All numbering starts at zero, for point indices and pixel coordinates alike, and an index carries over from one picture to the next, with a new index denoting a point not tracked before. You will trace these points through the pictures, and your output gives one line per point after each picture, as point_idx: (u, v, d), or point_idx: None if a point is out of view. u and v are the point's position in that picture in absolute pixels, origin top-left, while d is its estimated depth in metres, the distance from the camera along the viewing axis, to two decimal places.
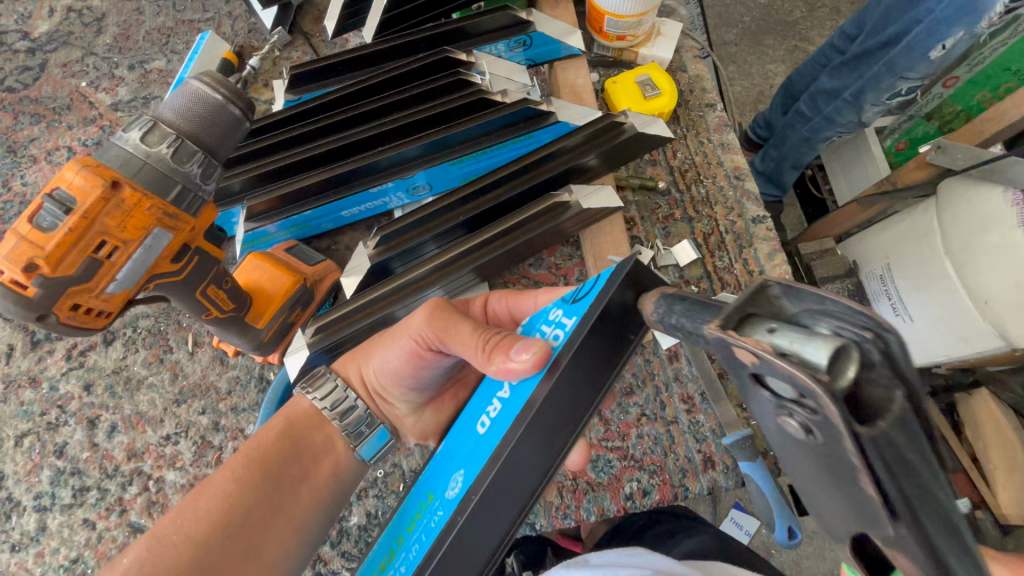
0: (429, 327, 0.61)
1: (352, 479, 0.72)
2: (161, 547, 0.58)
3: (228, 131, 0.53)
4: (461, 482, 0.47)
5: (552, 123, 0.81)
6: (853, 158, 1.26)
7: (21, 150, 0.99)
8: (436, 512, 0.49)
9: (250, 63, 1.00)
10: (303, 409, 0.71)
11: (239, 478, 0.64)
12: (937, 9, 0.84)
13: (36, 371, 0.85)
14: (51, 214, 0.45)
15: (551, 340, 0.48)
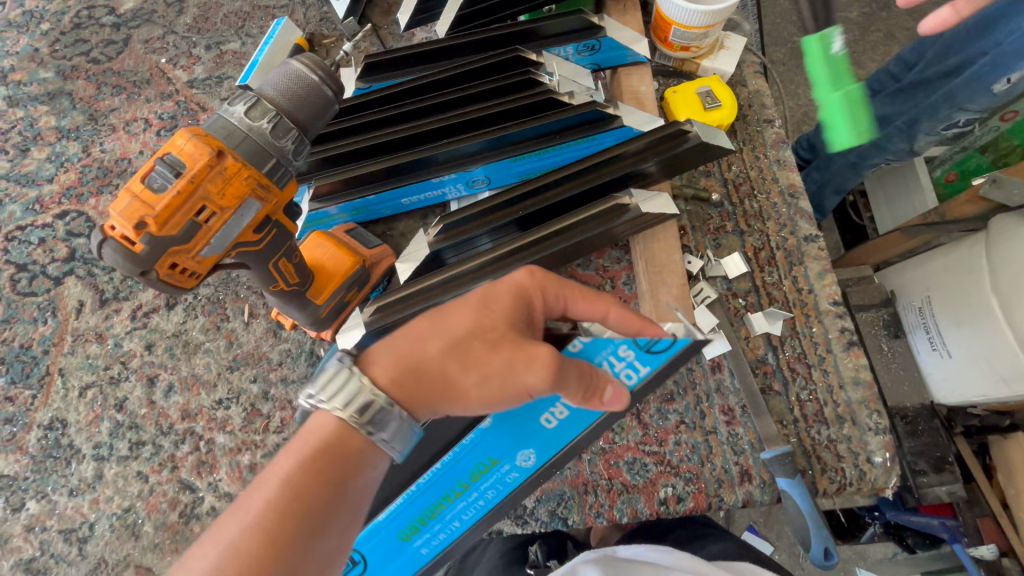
0: (554, 388, 0.50)
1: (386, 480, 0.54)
2: None
3: (320, 110, 0.56)
4: (531, 458, 0.68)
5: (617, 127, 0.83)
6: (900, 189, 1.24)
7: (101, 118, 1.04)
8: (506, 470, 0.69)
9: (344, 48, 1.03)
10: (319, 422, 0.51)
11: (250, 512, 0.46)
12: (1005, 42, 0.82)
13: (103, 327, 0.89)
14: (162, 176, 0.48)
15: (625, 376, 0.64)
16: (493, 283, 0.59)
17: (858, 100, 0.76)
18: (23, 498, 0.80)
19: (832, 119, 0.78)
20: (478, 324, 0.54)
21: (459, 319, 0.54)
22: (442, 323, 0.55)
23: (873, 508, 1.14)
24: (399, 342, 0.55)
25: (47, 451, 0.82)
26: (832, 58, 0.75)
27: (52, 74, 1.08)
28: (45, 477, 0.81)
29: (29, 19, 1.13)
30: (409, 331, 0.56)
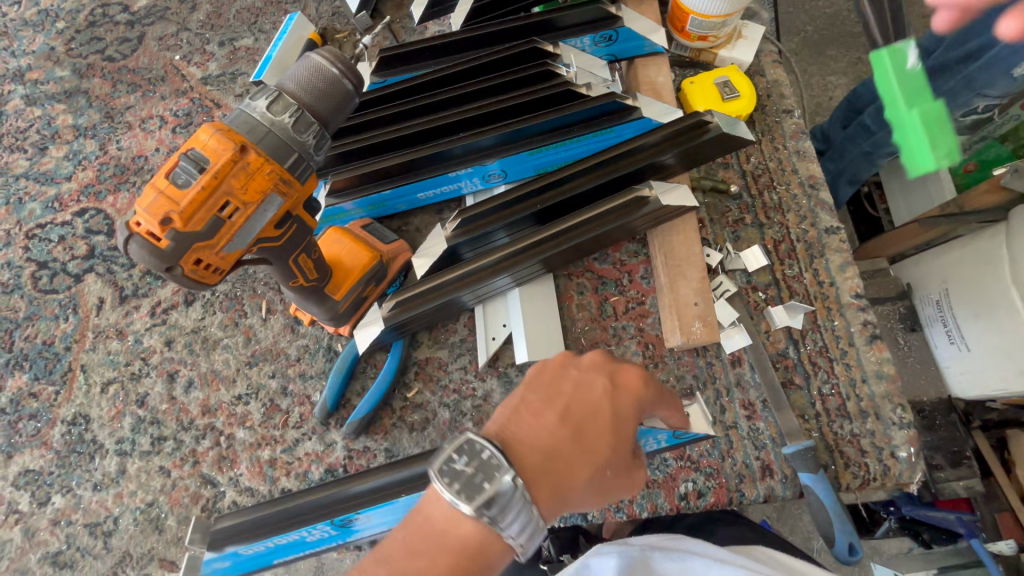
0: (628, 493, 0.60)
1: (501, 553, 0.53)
2: None
3: (341, 104, 0.55)
4: None
5: (635, 119, 0.82)
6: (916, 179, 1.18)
7: (117, 116, 1.05)
8: None
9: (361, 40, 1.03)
10: (470, 531, 0.48)
11: None
12: None
13: (123, 324, 0.90)
14: (187, 172, 0.48)
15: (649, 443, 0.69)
16: (616, 386, 0.57)
17: (941, 120, 0.56)
18: (48, 492, 0.81)
19: (908, 139, 0.56)
20: (611, 443, 0.55)
21: (595, 432, 0.54)
22: (577, 429, 0.54)
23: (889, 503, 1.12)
24: (536, 445, 0.52)
25: (71, 446, 0.83)
26: (910, 73, 0.59)
27: (68, 73, 1.09)
28: (70, 471, 0.82)
29: (44, 18, 1.14)
30: (543, 429, 0.54)
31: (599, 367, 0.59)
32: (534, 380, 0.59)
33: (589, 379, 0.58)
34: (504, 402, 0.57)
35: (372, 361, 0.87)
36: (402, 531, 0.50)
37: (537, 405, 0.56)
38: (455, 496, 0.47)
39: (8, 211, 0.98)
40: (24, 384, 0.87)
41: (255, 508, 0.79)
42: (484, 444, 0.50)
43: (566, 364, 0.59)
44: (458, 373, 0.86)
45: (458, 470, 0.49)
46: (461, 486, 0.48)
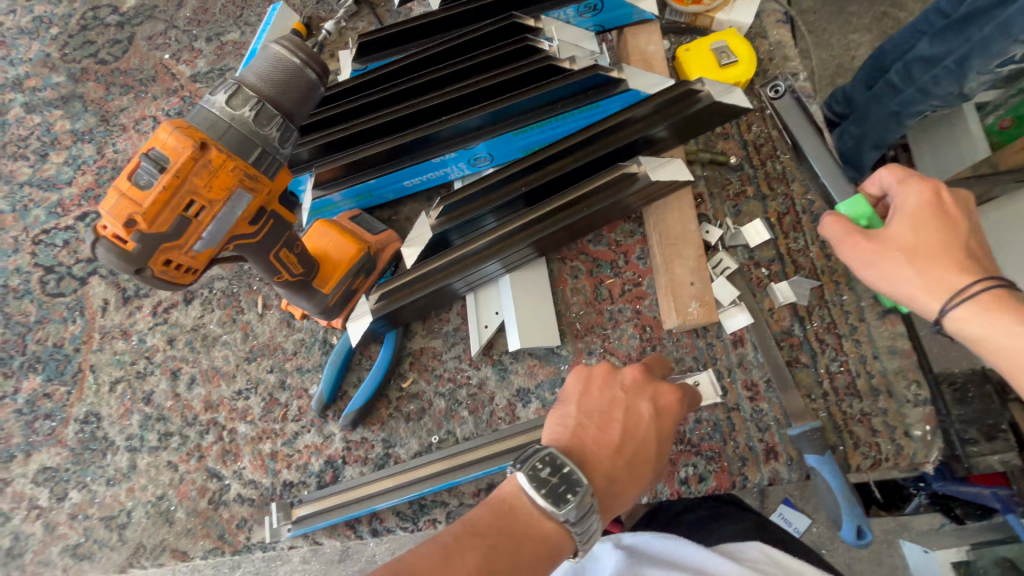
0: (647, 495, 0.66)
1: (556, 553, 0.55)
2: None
3: (306, 94, 0.54)
4: None
5: (621, 91, 0.78)
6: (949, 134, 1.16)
7: (113, 119, 1.06)
8: None
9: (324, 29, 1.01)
10: (551, 529, 0.51)
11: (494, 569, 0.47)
12: None
13: (127, 324, 0.92)
14: (147, 172, 0.48)
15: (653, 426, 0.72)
16: (658, 412, 0.62)
17: None
18: (65, 488, 0.84)
19: None
20: (654, 465, 0.60)
21: (644, 457, 0.59)
22: (629, 457, 0.58)
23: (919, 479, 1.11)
24: (598, 470, 0.56)
25: (85, 443, 0.86)
26: None
27: (64, 78, 1.10)
28: (84, 468, 0.85)
29: (38, 25, 1.15)
30: (602, 454, 0.57)
31: (644, 391, 0.63)
32: (588, 403, 0.62)
33: (637, 404, 0.62)
34: (564, 423, 0.60)
35: (367, 352, 0.87)
36: (487, 508, 0.53)
37: (596, 432, 0.59)
38: (542, 498, 0.50)
39: (15, 218, 1.01)
40: (38, 385, 0.90)
41: (259, 499, 0.81)
42: (564, 460, 0.53)
43: (615, 386, 0.63)
44: (453, 362, 0.85)
45: (543, 477, 0.52)
46: (547, 492, 0.51)
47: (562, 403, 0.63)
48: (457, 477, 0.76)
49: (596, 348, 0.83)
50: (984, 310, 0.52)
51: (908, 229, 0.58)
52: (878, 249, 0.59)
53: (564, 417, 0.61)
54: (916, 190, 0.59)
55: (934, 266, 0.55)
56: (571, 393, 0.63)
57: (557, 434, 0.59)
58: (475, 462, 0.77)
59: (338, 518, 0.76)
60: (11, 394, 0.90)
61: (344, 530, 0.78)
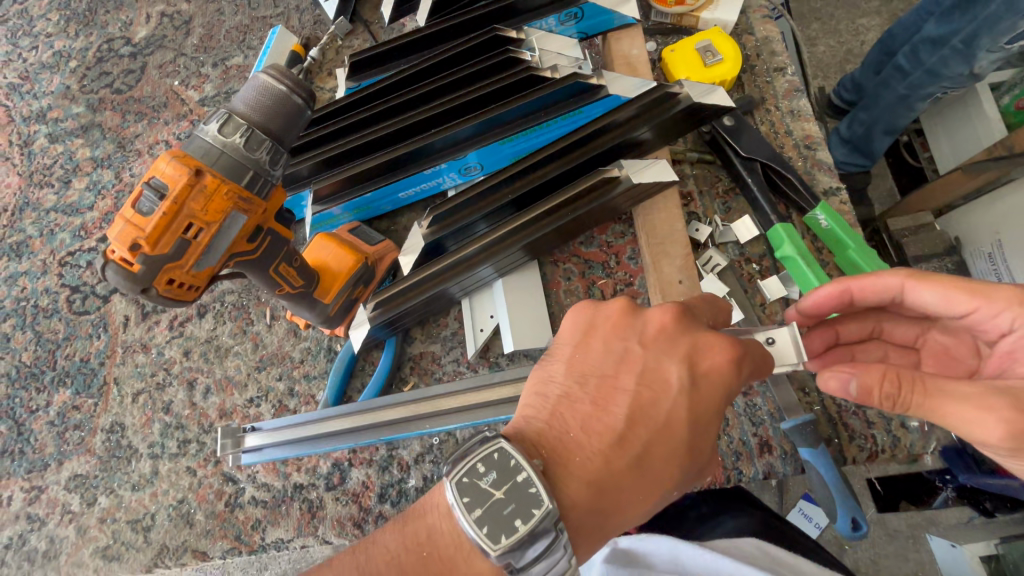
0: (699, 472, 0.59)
1: None
2: None
3: (292, 118, 0.57)
4: None
5: (602, 97, 0.80)
6: (968, 125, 1.30)
7: (128, 145, 1.12)
8: None
9: (313, 55, 1.06)
10: (484, 568, 0.49)
11: None
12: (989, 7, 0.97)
13: (146, 338, 0.98)
14: (149, 200, 0.52)
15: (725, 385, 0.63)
16: (693, 377, 0.55)
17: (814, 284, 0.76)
18: (95, 493, 0.90)
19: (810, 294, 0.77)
20: (677, 444, 0.54)
21: (656, 440, 0.53)
22: (637, 439, 0.53)
23: (944, 472, 1.07)
24: (581, 463, 0.53)
25: (111, 451, 0.92)
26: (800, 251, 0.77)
27: (83, 109, 1.17)
28: (111, 474, 0.90)
29: (59, 59, 1.22)
30: (592, 436, 0.54)
31: (672, 349, 0.56)
32: (587, 366, 0.58)
33: (661, 366, 0.56)
34: (546, 395, 0.58)
35: (369, 358, 0.90)
36: (401, 537, 0.51)
37: (588, 409, 0.56)
38: (476, 528, 0.48)
39: (43, 242, 1.07)
40: (68, 398, 0.96)
41: (272, 501, 0.85)
42: (517, 464, 0.50)
43: (626, 343, 0.58)
44: (451, 366, 0.88)
45: (485, 490, 0.49)
46: (483, 515, 0.48)
47: (556, 362, 0.60)
48: (419, 427, 0.78)
49: None
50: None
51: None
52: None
53: (552, 381, 0.59)
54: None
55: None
56: (572, 347, 0.61)
57: (538, 407, 0.57)
58: (444, 412, 0.78)
59: (297, 452, 0.81)
60: (43, 407, 0.96)
61: (351, 528, 0.82)
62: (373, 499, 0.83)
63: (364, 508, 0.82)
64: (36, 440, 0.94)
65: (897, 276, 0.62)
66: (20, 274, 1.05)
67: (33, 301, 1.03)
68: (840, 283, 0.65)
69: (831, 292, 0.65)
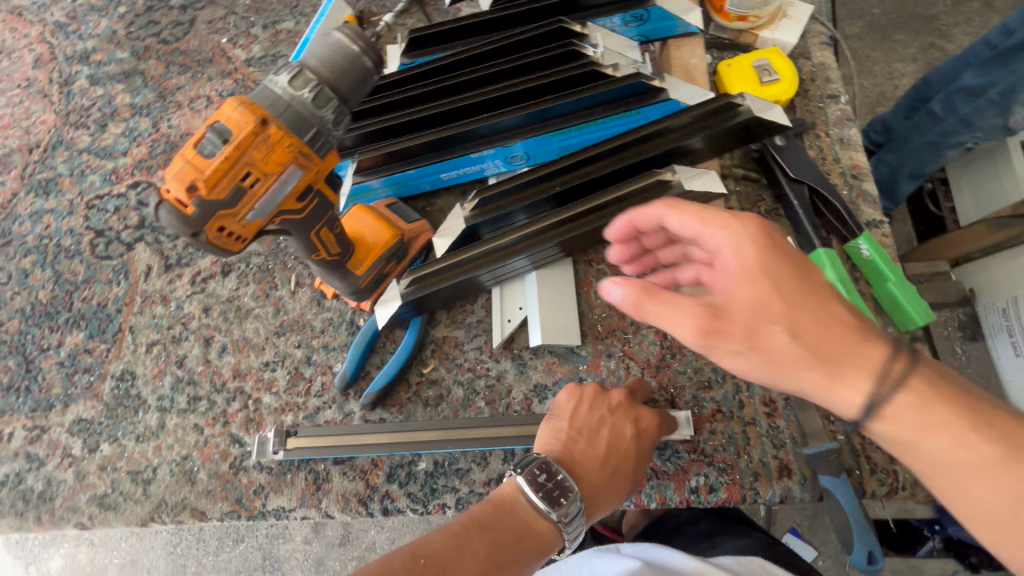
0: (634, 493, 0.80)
1: (554, 546, 0.70)
2: (420, 558, 0.61)
3: (360, 81, 0.57)
4: None
5: (662, 101, 0.80)
6: (995, 179, 1.29)
7: (169, 96, 1.11)
8: None
9: (385, 20, 1.08)
10: (545, 526, 0.69)
11: (495, 539, 0.65)
12: None
13: (167, 290, 0.97)
14: (212, 143, 0.51)
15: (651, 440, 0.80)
16: (637, 432, 0.74)
17: None
18: (98, 440, 0.88)
19: None
20: (633, 475, 0.74)
21: (626, 468, 0.73)
22: (612, 469, 0.74)
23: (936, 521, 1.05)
24: (585, 476, 0.73)
25: (119, 399, 0.90)
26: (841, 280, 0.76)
27: (128, 55, 1.16)
28: (117, 423, 0.89)
29: (108, 3, 1.21)
30: (589, 464, 0.74)
31: (628, 413, 0.76)
32: (579, 420, 0.76)
33: (620, 425, 0.74)
34: (557, 437, 0.75)
35: (391, 336, 0.89)
36: (488, 504, 0.70)
37: (582, 447, 0.74)
38: (537, 496, 0.69)
39: (72, 182, 1.06)
40: (81, 340, 0.95)
41: (277, 469, 0.84)
42: (557, 468, 0.71)
43: (601, 409, 0.76)
44: (474, 353, 0.87)
45: (541, 482, 0.70)
46: (543, 494, 0.70)
47: (556, 417, 0.77)
48: (451, 447, 0.79)
49: (616, 351, 0.84)
50: (899, 391, 0.51)
51: (759, 293, 0.53)
52: (750, 330, 0.53)
53: (557, 430, 0.76)
54: (749, 237, 0.55)
55: (819, 340, 0.52)
56: (566, 408, 0.77)
57: (551, 445, 0.75)
58: (479, 439, 0.80)
59: (337, 454, 0.81)
60: (55, 347, 0.95)
61: (356, 505, 0.80)
62: (380, 477, 0.81)
63: (370, 485, 0.81)
64: (43, 379, 0.93)
65: (658, 207, 0.61)
66: (47, 212, 1.04)
67: (56, 240, 1.02)
68: (625, 216, 0.68)
69: (621, 223, 0.69)
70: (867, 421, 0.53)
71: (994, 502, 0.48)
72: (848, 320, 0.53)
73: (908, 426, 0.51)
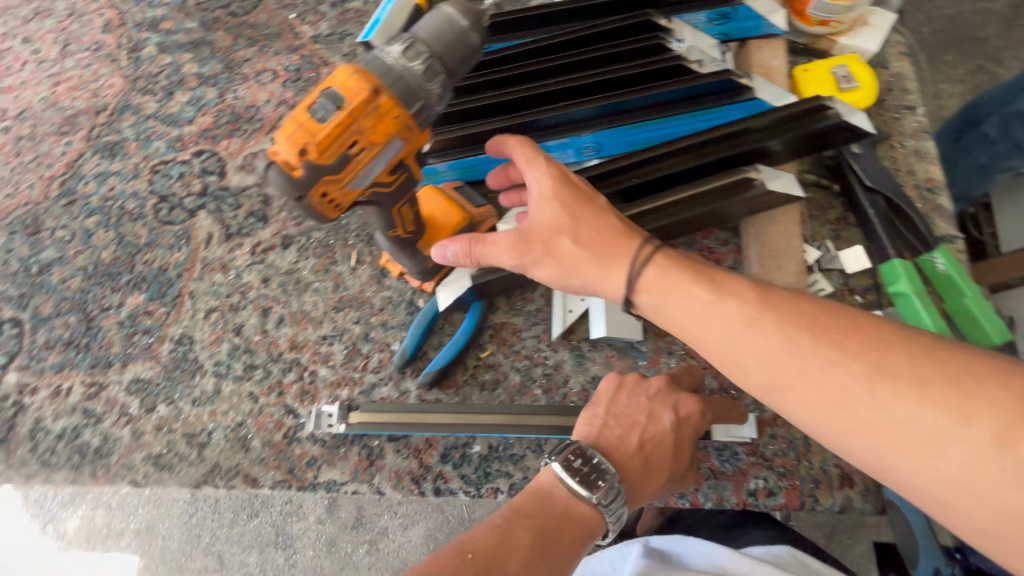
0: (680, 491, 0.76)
1: (596, 531, 0.67)
2: (464, 555, 0.59)
3: (466, 58, 0.57)
4: None
5: (748, 99, 0.81)
6: None
7: (236, 67, 1.12)
8: None
9: None
10: (585, 511, 0.67)
11: (537, 528, 0.63)
12: None
13: (227, 259, 0.98)
14: (325, 107, 0.51)
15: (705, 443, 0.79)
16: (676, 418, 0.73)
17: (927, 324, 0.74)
18: (154, 400, 0.89)
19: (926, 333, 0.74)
20: (673, 461, 0.72)
21: (664, 453, 0.71)
22: (650, 453, 0.71)
23: None
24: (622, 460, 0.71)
25: (177, 362, 0.92)
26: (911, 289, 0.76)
27: (196, 25, 1.17)
28: (173, 385, 0.90)
29: None
30: (626, 448, 0.72)
31: (666, 399, 0.75)
32: (615, 406, 0.75)
33: (659, 411, 0.74)
34: (592, 423, 0.74)
35: (450, 319, 0.89)
36: (526, 493, 0.69)
37: (618, 431, 0.73)
38: (574, 480, 0.67)
39: (138, 147, 1.08)
40: (141, 302, 0.96)
41: (331, 442, 0.84)
42: (592, 452, 0.69)
43: (638, 395, 0.76)
44: (531, 341, 0.87)
45: (577, 467, 0.68)
46: (580, 479, 0.67)
47: (594, 405, 0.77)
48: (514, 432, 0.79)
49: (676, 349, 0.85)
50: (646, 267, 0.63)
51: (553, 215, 0.66)
52: (546, 244, 0.66)
53: (594, 417, 0.75)
54: (555, 172, 0.68)
55: (592, 241, 0.65)
56: (603, 396, 0.77)
57: (586, 431, 0.74)
58: (542, 426, 0.79)
59: (400, 431, 0.80)
60: (115, 306, 0.96)
61: (408, 484, 0.81)
62: (434, 457, 0.82)
63: (424, 465, 0.81)
64: (103, 337, 0.94)
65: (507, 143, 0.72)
66: (112, 174, 1.06)
67: (120, 202, 1.03)
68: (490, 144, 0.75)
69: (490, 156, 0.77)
70: (634, 298, 0.64)
71: (759, 351, 0.55)
72: (618, 228, 0.65)
73: (657, 293, 0.62)
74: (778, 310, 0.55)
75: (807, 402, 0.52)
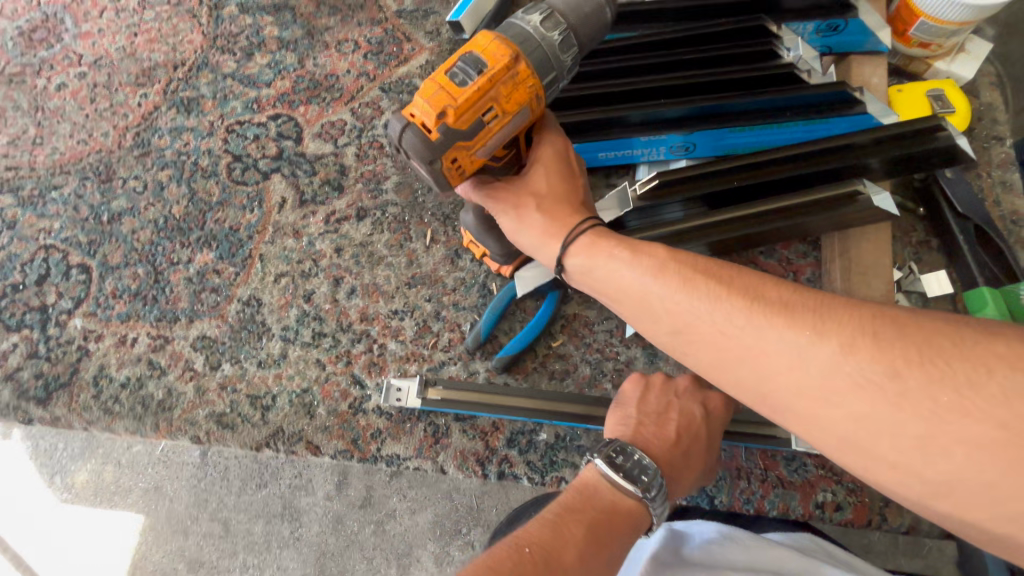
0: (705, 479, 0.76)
1: (646, 525, 0.65)
2: (521, 548, 0.56)
3: (597, 32, 0.57)
4: None
5: (857, 114, 0.82)
6: None
7: (318, 35, 1.12)
8: None
9: None
10: (631, 503, 0.64)
11: (587, 520, 0.60)
12: None
13: (300, 226, 0.97)
14: (465, 71, 0.51)
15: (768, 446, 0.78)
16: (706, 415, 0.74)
17: None
18: (220, 359, 0.89)
19: None
20: (708, 455, 0.72)
21: (699, 447, 0.72)
22: (686, 445, 0.71)
23: None
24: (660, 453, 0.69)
25: (244, 323, 0.91)
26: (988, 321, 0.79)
27: None
28: (240, 345, 0.90)
29: None
30: (662, 442, 0.70)
31: (694, 396, 0.76)
32: (646, 406, 0.74)
33: (689, 406, 0.74)
34: (627, 422, 0.73)
35: (522, 306, 0.90)
36: (571, 488, 0.66)
37: (653, 429, 0.71)
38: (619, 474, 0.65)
39: (214, 105, 1.07)
40: (210, 260, 0.96)
41: (397, 416, 0.84)
42: (633, 448, 0.68)
43: (669, 394, 0.76)
44: (604, 335, 0.87)
45: (619, 463, 0.66)
46: (624, 473, 0.65)
47: (623, 405, 0.75)
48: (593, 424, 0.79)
49: None
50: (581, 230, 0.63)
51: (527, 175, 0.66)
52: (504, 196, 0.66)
53: (626, 417, 0.74)
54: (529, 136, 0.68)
55: (544, 195, 0.65)
56: (632, 397, 0.76)
57: (622, 430, 0.72)
58: None
59: (474, 411, 0.80)
60: (184, 262, 0.96)
61: (473, 465, 0.81)
62: (501, 441, 0.82)
63: (490, 447, 0.82)
64: (170, 292, 0.94)
65: None
66: (186, 129, 1.05)
67: (193, 158, 1.03)
68: None
69: None
70: (564, 262, 0.64)
71: (670, 307, 0.54)
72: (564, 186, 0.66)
73: (582, 251, 0.62)
74: (683, 263, 0.55)
75: (718, 355, 0.51)
